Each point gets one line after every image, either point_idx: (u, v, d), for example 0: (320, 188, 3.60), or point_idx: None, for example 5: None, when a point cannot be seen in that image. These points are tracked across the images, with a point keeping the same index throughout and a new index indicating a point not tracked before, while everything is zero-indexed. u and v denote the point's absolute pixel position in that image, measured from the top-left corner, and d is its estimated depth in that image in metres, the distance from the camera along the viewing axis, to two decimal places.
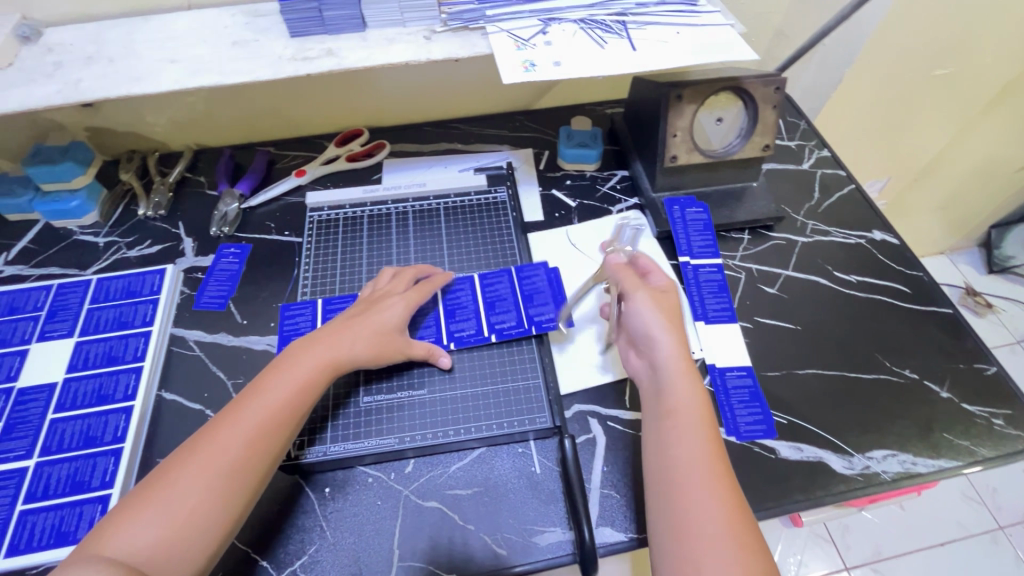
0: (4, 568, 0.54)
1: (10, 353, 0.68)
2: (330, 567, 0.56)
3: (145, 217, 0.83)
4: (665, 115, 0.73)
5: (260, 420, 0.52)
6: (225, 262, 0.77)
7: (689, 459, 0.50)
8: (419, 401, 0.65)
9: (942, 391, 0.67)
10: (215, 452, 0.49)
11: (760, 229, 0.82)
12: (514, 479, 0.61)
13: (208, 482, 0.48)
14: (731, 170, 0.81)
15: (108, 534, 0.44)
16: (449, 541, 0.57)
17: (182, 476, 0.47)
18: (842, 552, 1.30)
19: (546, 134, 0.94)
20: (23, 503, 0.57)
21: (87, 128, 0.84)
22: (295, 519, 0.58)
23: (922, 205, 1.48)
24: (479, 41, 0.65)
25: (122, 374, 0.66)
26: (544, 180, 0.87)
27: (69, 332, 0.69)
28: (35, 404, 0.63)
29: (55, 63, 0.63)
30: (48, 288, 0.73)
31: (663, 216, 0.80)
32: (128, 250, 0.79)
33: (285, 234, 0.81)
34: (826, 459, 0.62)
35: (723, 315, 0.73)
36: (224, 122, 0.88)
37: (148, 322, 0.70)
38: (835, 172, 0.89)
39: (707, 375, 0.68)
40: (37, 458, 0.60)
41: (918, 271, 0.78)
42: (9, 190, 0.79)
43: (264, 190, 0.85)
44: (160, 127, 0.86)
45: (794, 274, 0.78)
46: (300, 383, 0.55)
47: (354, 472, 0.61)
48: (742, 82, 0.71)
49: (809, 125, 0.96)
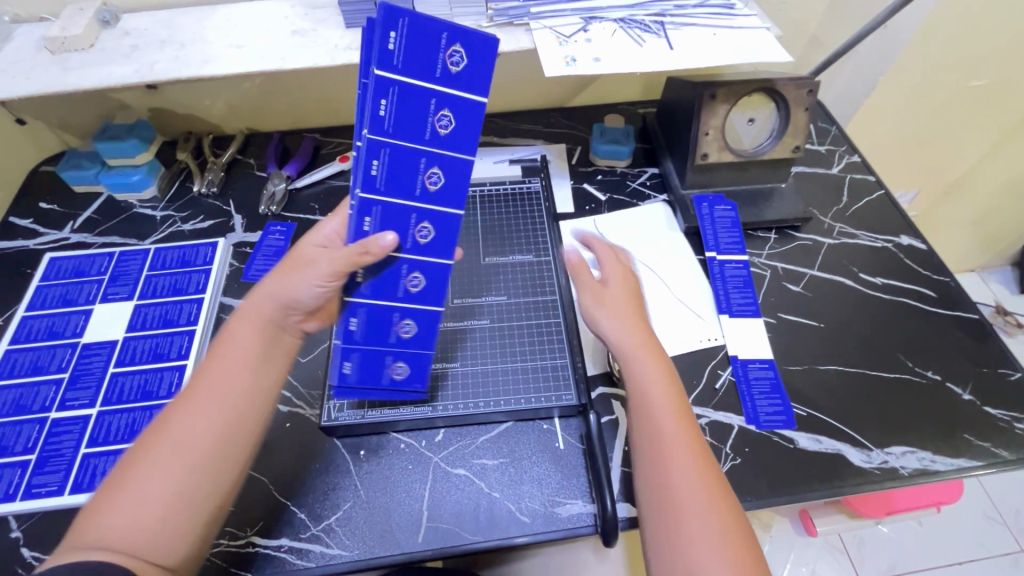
0: (68, 503, 0.59)
1: (76, 311, 0.73)
2: (362, 523, 0.59)
3: (199, 194, 0.88)
4: (698, 114, 0.75)
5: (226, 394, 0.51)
6: (272, 238, 0.82)
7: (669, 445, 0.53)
8: (456, 374, 0.68)
9: (965, 393, 0.68)
10: (186, 432, 0.48)
11: (787, 230, 0.84)
12: (539, 453, 0.64)
13: (191, 468, 0.48)
14: (760, 170, 0.83)
15: (89, 528, 0.44)
16: (476, 506, 0.60)
17: (152, 466, 0.46)
18: (856, 564, 1.28)
19: (579, 131, 0.97)
20: (86, 447, 0.62)
21: (150, 109, 0.89)
22: (331, 478, 0.62)
23: (953, 219, 1.47)
24: (523, 37, 0.68)
25: (177, 336, 0.71)
26: (576, 175, 0.90)
27: (129, 295, 0.75)
28: (98, 358, 0.69)
29: (133, 46, 0.68)
30: (111, 255, 0.79)
31: (691, 212, 0.82)
32: (183, 224, 0.84)
33: (328, 215, 0.85)
34: (845, 451, 0.64)
35: (748, 310, 0.74)
36: (275, 108, 0.93)
37: (201, 290, 0.75)
38: (864, 177, 0.91)
39: (729, 366, 0.70)
40: (100, 407, 0.65)
41: (945, 276, 0.79)
42: (78, 163, 0.85)
43: (310, 173, 0.89)
44: (217, 111, 0.92)
45: (818, 274, 0.79)
46: (247, 360, 0.53)
47: (387, 438, 0.65)
48: (775, 84, 0.73)
49: (841, 130, 0.97)
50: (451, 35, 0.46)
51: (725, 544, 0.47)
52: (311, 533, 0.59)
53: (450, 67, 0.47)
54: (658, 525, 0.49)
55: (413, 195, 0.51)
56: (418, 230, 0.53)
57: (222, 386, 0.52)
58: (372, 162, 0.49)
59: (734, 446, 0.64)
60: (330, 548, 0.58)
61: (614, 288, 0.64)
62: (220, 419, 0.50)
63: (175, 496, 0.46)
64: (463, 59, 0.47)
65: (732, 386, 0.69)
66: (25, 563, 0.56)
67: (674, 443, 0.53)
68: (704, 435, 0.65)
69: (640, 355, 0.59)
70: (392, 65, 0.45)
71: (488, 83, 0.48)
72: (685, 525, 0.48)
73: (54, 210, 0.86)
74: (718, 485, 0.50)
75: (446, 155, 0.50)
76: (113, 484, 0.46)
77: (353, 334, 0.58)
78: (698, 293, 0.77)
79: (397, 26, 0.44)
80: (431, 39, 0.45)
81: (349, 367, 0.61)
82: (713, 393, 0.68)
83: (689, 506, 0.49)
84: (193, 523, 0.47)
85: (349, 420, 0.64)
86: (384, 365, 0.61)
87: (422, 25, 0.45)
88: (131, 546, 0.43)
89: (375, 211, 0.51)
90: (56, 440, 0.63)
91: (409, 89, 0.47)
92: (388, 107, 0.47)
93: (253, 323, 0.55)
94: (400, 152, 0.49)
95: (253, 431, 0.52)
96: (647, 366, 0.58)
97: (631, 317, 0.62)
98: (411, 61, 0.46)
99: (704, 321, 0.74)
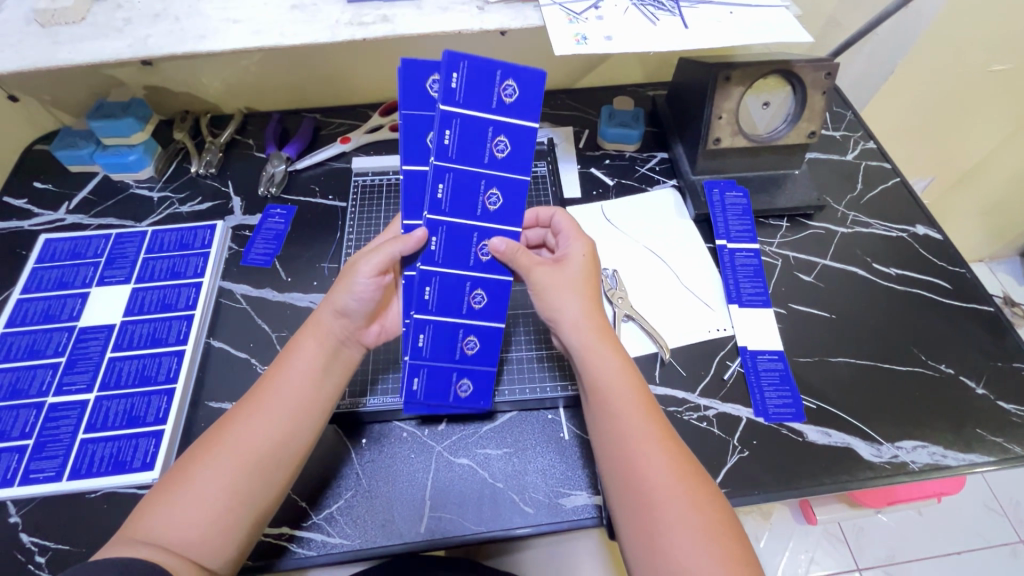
0: (66, 488, 0.58)
1: (73, 294, 0.72)
2: (364, 512, 0.59)
3: (197, 175, 0.86)
4: (711, 97, 0.73)
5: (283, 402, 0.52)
6: (271, 221, 0.80)
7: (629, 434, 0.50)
8: (515, 361, 0.68)
9: (977, 387, 0.67)
10: (244, 436, 0.50)
11: (799, 218, 0.82)
12: (543, 443, 0.63)
13: (240, 471, 0.49)
14: (774, 156, 0.80)
15: (142, 523, 0.46)
16: (479, 497, 0.60)
17: (206, 468, 0.48)
18: (855, 552, 1.26)
19: (587, 113, 0.94)
20: (84, 432, 0.61)
21: (145, 86, 0.87)
22: (332, 466, 0.61)
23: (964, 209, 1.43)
24: (532, 13, 0.65)
25: (175, 321, 0.69)
26: (583, 159, 0.88)
27: (126, 279, 0.73)
28: (95, 342, 0.67)
29: (126, 19, 0.64)
30: (107, 236, 0.77)
31: (701, 198, 0.80)
32: (180, 205, 0.82)
33: (329, 198, 0.83)
34: (854, 445, 0.63)
35: (758, 299, 0.73)
36: (274, 87, 0.90)
37: (199, 274, 0.74)
38: (880, 165, 0.88)
39: (738, 357, 0.69)
40: (97, 392, 0.64)
41: (961, 268, 0.77)
42: (73, 142, 0.83)
43: (311, 155, 0.87)
44: (214, 89, 0.89)
45: (831, 264, 0.77)
46: (310, 370, 0.54)
47: (390, 426, 0.64)
48: (793, 65, 0.70)
49: (856, 116, 0.94)
50: (506, 72, 0.53)
51: (713, 547, 0.44)
52: (312, 522, 0.58)
53: (505, 98, 0.54)
54: (634, 532, 0.47)
55: (473, 214, 0.57)
56: (480, 248, 0.58)
57: (281, 395, 0.53)
58: (437, 186, 0.55)
59: (742, 438, 0.63)
60: (332, 537, 0.57)
61: (570, 266, 0.58)
62: (277, 428, 0.51)
63: (225, 501, 0.47)
64: (516, 91, 0.54)
65: (740, 378, 0.67)
66: (24, 547, 0.56)
67: (643, 444, 0.49)
68: (712, 427, 0.64)
69: (599, 346, 0.54)
70: (454, 101, 0.52)
71: (538, 110, 0.55)
72: (662, 533, 0.45)
73: (49, 190, 0.84)
74: (698, 482, 0.48)
75: (503, 178, 0.57)
76: (174, 483, 0.48)
77: (420, 349, 0.60)
78: (707, 281, 0.75)
79: (458, 68, 0.51)
80: (489, 77, 0.52)
81: (418, 383, 0.61)
82: (721, 385, 0.67)
83: (667, 512, 0.46)
84: (240, 529, 0.48)
85: (352, 408, 0.63)
86: (450, 381, 0.62)
87: (482, 66, 0.52)
88: (185, 546, 0.45)
89: (441, 231, 0.57)
90: (53, 425, 0.62)
91: (470, 120, 0.53)
92: (451, 137, 0.54)
93: (313, 330, 0.56)
94: (463, 176, 0.55)
95: (306, 442, 0.53)
96: (610, 360, 0.54)
97: (587, 299, 0.57)
98: (472, 96, 0.53)
99: (713, 311, 0.72)
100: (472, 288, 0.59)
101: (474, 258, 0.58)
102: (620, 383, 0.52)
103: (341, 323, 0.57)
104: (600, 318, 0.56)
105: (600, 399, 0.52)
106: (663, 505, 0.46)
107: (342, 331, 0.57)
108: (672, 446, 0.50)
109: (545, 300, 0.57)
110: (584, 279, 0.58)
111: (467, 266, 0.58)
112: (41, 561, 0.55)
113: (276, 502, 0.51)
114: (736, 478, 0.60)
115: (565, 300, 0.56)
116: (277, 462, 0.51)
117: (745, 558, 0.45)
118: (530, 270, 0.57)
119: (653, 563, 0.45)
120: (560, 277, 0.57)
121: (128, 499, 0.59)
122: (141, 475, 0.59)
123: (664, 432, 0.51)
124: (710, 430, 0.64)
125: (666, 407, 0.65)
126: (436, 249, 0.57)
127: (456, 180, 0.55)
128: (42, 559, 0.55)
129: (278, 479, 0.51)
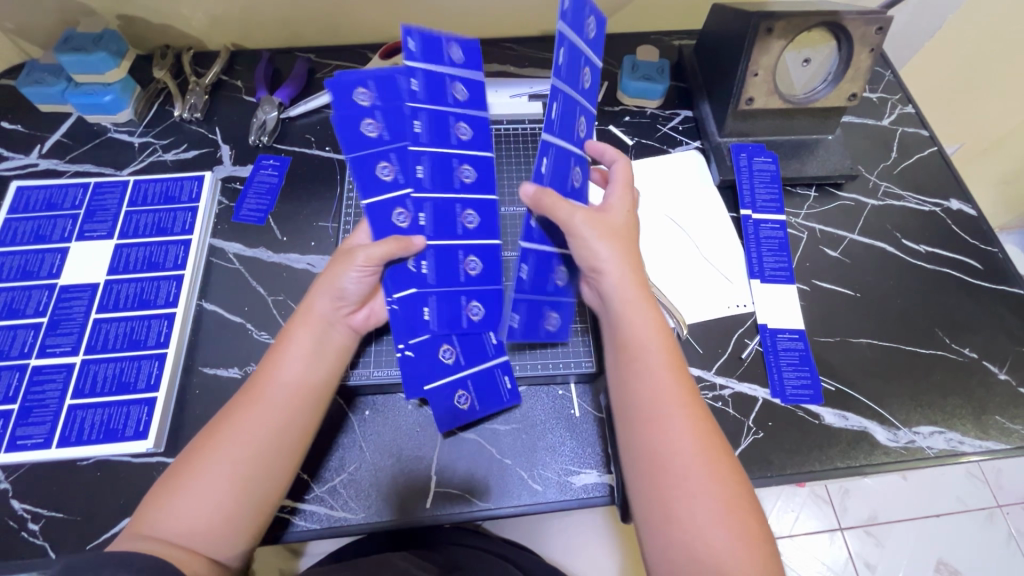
0: (56, 456, 0.56)
1: (51, 249, 0.67)
2: (366, 487, 0.57)
3: (181, 120, 0.79)
4: (749, 50, 0.65)
5: (275, 392, 0.51)
6: (264, 173, 0.74)
7: (664, 390, 0.49)
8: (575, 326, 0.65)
9: (1001, 373, 0.65)
10: (245, 430, 0.48)
11: (829, 187, 0.77)
12: (552, 419, 0.61)
13: (240, 465, 0.47)
14: (808, 119, 0.74)
15: (146, 517, 0.45)
16: (487, 470, 0.58)
17: (204, 461, 0.47)
18: (838, 513, 1.25)
19: (606, 63, 0.86)
20: (71, 398, 0.58)
21: (118, 16, 0.78)
22: (335, 440, 0.59)
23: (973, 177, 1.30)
24: None
25: (163, 281, 0.65)
26: (601, 115, 0.81)
27: (108, 234, 0.68)
28: (79, 302, 0.63)
29: None
30: (85, 186, 0.71)
31: (728, 163, 0.75)
32: (164, 153, 0.76)
33: (326, 150, 0.77)
34: (871, 430, 0.61)
35: (781, 275, 0.69)
36: (264, 22, 0.81)
37: (187, 231, 0.69)
38: (917, 131, 0.82)
39: (757, 335, 0.66)
40: (83, 356, 0.60)
41: (994, 247, 0.73)
42: (40, 78, 0.75)
43: (305, 100, 0.80)
44: (196, 22, 0.80)
45: (859, 239, 0.73)
46: (304, 358, 0.53)
47: (393, 398, 0.62)
48: (842, 18, 0.63)
49: (896, 76, 0.87)
50: (450, 38, 0.58)
51: (729, 518, 0.44)
52: (315, 495, 0.56)
53: (453, 56, 0.58)
54: (650, 494, 0.46)
55: (450, 143, 0.59)
56: (460, 171, 0.60)
57: (275, 382, 0.51)
58: (416, 124, 0.56)
59: (757, 420, 0.61)
60: (335, 510, 0.56)
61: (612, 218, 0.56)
62: (273, 414, 0.50)
63: (229, 495, 0.46)
64: (461, 53, 0.59)
65: (759, 357, 0.65)
66: (16, 515, 0.54)
67: (671, 411, 0.48)
68: (727, 407, 0.62)
69: (632, 303, 0.53)
70: (415, 57, 0.55)
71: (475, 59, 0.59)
72: (678, 500, 0.45)
73: (18, 131, 0.77)
74: (718, 450, 0.47)
75: (467, 112, 0.60)
76: (175, 475, 0.47)
77: (524, 281, 0.56)
78: (729, 254, 0.71)
79: (411, 35, 0.54)
80: (438, 39, 0.57)
81: (516, 319, 0.58)
82: (738, 363, 0.64)
83: (684, 487, 0.45)
84: (244, 518, 0.47)
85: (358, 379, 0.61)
86: (542, 314, 0.60)
87: (428, 37, 0.56)
88: (190, 538, 0.45)
89: (551, 153, 0.53)
90: (39, 389, 0.59)
91: (431, 73, 0.57)
92: (417, 84, 0.56)
93: (303, 318, 0.54)
94: (433, 115, 0.58)
95: (306, 432, 0.52)
96: (647, 318, 0.52)
97: (625, 256, 0.54)
98: (428, 52, 0.56)
99: (734, 283, 0.69)
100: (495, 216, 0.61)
101: (570, 184, 0.57)
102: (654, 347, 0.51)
103: (334, 308, 0.55)
104: (637, 274, 0.54)
105: (635, 356, 0.51)
106: (694, 468, 0.45)
107: (332, 316, 0.55)
108: (698, 415, 0.48)
109: (586, 245, 0.54)
110: (629, 231, 0.56)
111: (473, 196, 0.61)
112: (36, 528, 0.54)
113: (284, 486, 0.50)
114: (749, 460, 0.59)
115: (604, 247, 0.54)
116: (279, 456, 0.49)
117: (760, 530, 0.45)
118: (569, 216, 0.53)
119: (667, 529, 0.45)
120: (602, 225, 0.55)
121: (122, 467, 0.56)
122: (134, 444, 0.56)
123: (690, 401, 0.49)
124: (725, 410, 0.62)
125: None
126: (545, 172, 0.54)
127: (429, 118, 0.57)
128: (36, 527, 0.54)
129: (281, 462, 0.49)
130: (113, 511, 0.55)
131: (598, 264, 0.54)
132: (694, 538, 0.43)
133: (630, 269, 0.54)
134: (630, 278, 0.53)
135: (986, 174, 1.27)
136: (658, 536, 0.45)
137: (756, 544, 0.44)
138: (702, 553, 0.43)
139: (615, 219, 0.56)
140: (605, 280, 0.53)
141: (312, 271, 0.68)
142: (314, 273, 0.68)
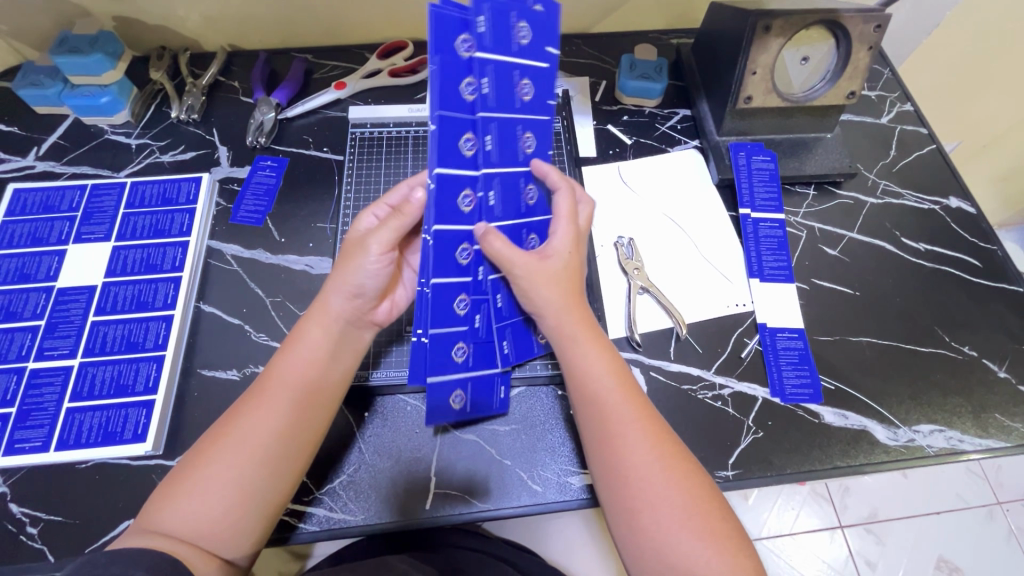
0: (55, 459, 0.56)
1: (48, 252, 0.66)
2: (366, 489, 0.57)
3: (178, 121, 0.78)
4: (747, 49, 0.65)
5: (284, 392, 0.50)
6: (261, 174, 0.74)
7: (611, 415, 0.50)
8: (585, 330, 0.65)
9: (1000, 371, 0.65)
10: (255, 430, 0.48)
11: (828, 185, 0.77)
12: (552, 419, 0.61)
13: (247, 466, 0.47)
14: (806, 118, 0.74)
15: (154, 512, 0.45)
16: (486, 472, 0.58)
17: (213, 460, 0.47)
18: (838, 511, 1.25)
19: (604, 62, 0.86)
20: (69, 401, 0.58)
21: (114, 17, 0.77)
22: (335, 441, 0.59)
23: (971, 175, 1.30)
24: None
25: (161, 283, 0.65)
26: (600, 114, 0.81)
27: (105, 236, 0.68)
28: (76, 304, 0.63)
29: None
30: (81, 188, 0.71)
31: (726, 161, 0.74)
32: (161, 155, 0.76)
33: (324, 151, 0.77)
34: (871, 429, 0.61)
35: (780, 274, 0.69)
36: (260, 23, 0.81)
37: (185, 232, 0.68)
38: (916, 128, 0.82)
39: (756, 334, 0.66)
40: (81, 359, 0.60)
41: (993, 244, 0.73)
42: (36, 80, 0.74)
43: (303, 100, 0.79)
44: (192, 23, 0.80)
45: (858, 237, 0.73)
46: (317, 357, 0.52)
47: (393, 399, 0.62)
48: (841, 16, 0.62)
49: (894, 74, 0.87)
50: (520, 11, 0.49)
51: (693, 523, 0.46)
52: (314, 497, 0.56)
53: (521, 38, 0.50)
54: (616, 508, 0.48)
55: (516, 159, 0.55)
56: (526, 192, 0.58)
57: (284, 382, 0.50)
58: (484, 139, 0.51)
59: (757, 419, 0.61)
60: (334, 512, 0.56)
61: (556, 258, 0.55)
62: (283, 415, 0.49)
63: (234, 495, 0.46)
64: (530, 31, 0.50)
65: (758, 356, 0.65)
66: (15, 518, 0.54)
67: (623, 430, 0.49)
68: (727, 407, 0.62)
69: (578, 335, 0.53)
70: (485, 46, 0.48)
71: (555, 36, 0.52)
72: (644, 512, 0.46)
73: (15, 133, 0.77)
74: (677, 460, 0.48)
75: (533, 118, 0.55)
76: (186, 472, 0.47)
77: (502, 311, 0.60)
78: (728, 253, 0.71)
79: (482, 10, 0.47)
80: (506, 16, 0.48)
81: (507, 346, 0.61)
82: (737, 362, 0.64)
83: (646, 499, 0.47)
84: (251, 519, 0.47)
85: (364, 379, 0.61)
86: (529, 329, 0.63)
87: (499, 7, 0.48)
88: (197, 536, 0.45)
89: (496, 185, 0.54)
90: (36, 392, 0.58)
91: (501, 65, 0.50)
92: (487, 85, 0.50)
93: (319, 315, 0.53)
94: (503, 126, 0.52)
95: (315, 432, 0.51)
96: (587, 352, 0.53)
97: (568, 291, 0.55)
98: (497, 40, 0.48)
99: (733, 282, 0.69)
100: (529, 235, 0.59)
101: (524, 204, 0.58)
102: (602, 378, 0.52)
103: (349, 303, 0.53)
104: (579, 304, 0.55)
105: (577, 389, 0.52)
106: (654, 482, 0.47)
107: (352, 312, 0.54)
108: (651, 428, 0.50)
109: (526, 291, 0.54)
110: (569, 270, 0.56)
111: (520, 213, 0.58)
112: (34, 532, 0.54)
113: (290, 487, 0.50)
114: (748, 459, 0.59)
115: (545, 288, 0.54)
116: (288, 457, 0.49)
117: (728, 532, 0.46)
118: (511, 261, 0.53)
119: (635, 539, 0.46)
120: (545, 268, 0.54)
121: (120, 470, 0.56)
122: (133, 446, 0.56)
123: (642, 419, 0.50)
124: (724, 409, 0.62)
125: (682, 385, 0.63)
126: (494, 205, 0.55)
127: (499, 129, 0.52)
128: (34, 530, 0.54)
129: (288, 465, 0.49)
130: (111, 514, 0.54)
131: (538, 310, 0.55)
132: (662, 547, 0.45)
133: (570, 300, 0.54)
134: (572, 308, 0.54)
135: (984, 172, 1.26)
136: (630, 546, 0.47)
137: (726, 544, 0.45)
138: (670, 560, 0.45)
139: (556, 264, 0.55)
140: (544, 322, 0.55)
141: (310, 273, 0.68)
142: (312, 274, 0.68)
